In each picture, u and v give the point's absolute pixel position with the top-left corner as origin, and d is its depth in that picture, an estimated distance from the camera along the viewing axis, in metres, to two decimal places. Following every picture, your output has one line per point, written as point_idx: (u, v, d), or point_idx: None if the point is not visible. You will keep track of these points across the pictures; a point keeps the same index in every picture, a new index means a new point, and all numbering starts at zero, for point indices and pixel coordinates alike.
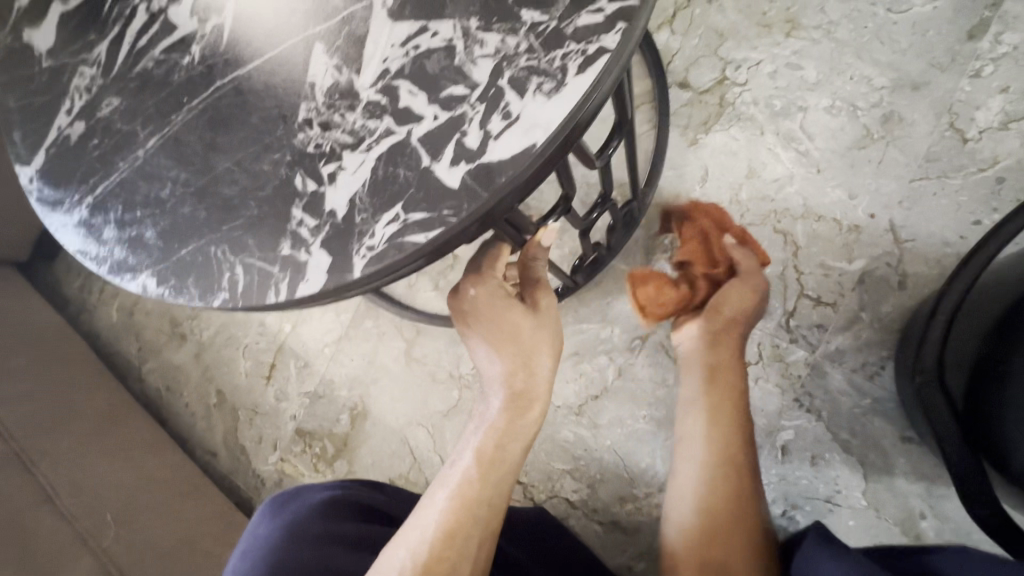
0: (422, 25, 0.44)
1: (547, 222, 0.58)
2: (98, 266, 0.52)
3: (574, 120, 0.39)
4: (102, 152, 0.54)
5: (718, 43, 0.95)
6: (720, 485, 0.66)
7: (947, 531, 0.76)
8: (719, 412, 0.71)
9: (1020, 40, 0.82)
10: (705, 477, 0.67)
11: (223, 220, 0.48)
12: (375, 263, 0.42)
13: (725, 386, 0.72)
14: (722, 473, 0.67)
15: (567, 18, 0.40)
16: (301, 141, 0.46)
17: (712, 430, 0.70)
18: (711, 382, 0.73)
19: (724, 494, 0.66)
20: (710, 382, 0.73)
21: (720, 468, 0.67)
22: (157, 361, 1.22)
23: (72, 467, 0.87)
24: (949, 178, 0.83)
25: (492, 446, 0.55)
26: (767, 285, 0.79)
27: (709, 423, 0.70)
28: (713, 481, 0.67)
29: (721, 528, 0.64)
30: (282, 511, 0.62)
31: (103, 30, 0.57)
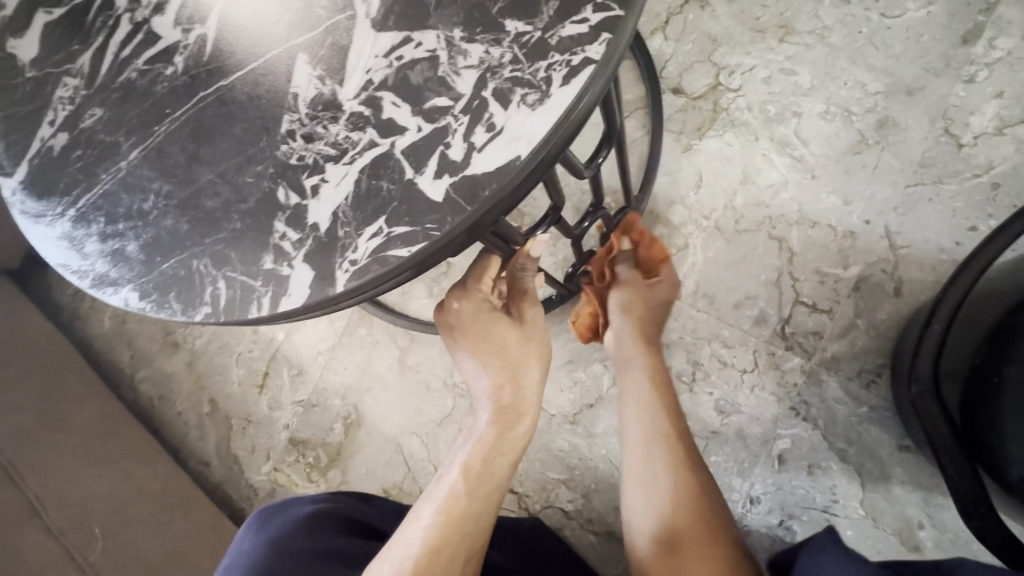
0: (405, 35, 0.43)
1: (536, 233, 0.54)
2: (80, 279, 0.51)
3: (559, 131, 0.38)
4: (85, 163, 0.53)
5: (712, 48, 0.94)
6: (666, 476, 0.62)
7: (946, 542, 0.76)
8: (652, 402, 0.68)
9: (1014, 45, 0.82)
10: (652, 472, 0.63)
11: (205, 233, 0.47)
12: (358, 277, 0.41)
13: (653, 375, 0.70)
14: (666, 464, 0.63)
15: (552, 28, 0.39)
16: (284, 153, 0.46)
17: (649, 420, 0.67)
18: (640, 373, 0.70)
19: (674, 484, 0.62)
20: (641, 373, 0.70)
21: (665, 457, 0.63)
22: (150, 370, 1.21)
23: (59, 479, 0.86)
24: (945, 184, 0.82)
25: (480, 460, 0.54)
26: (656, 297, 0.77)
27: (642, 416, 0.67)
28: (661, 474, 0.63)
29: (679, 519, 0.59)
30: (267, 524, 0.60)
31: (87, 39, 0.56)
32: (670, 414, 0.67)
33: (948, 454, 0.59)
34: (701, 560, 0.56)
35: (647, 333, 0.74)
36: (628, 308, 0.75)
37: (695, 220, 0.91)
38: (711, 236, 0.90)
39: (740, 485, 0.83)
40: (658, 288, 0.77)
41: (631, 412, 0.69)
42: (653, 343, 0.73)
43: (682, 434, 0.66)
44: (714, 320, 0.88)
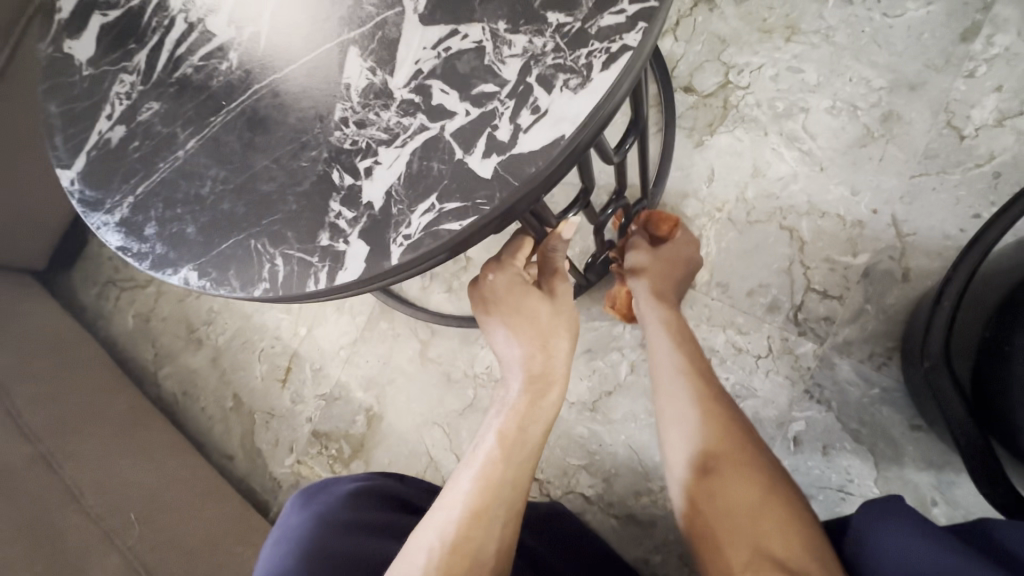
0: (452, 28, 0.47)
1: (568, 216, 0.57)
2: (140, 261, 0.54)
3: (601, 111, 0.42)
4: (143, 154, 0.57)
5: (721, 48, 0.98)
6: (698, 412, 0.64)
7: (959, 517, 0.78)
8: (677, 350, 0.71)
9: (1011, 42, 0.86)
10: (682, 407, 0.65)
11: (262, 214, 0.50)
12: (412, 251, 0.44)
13: (674, 326, 0.73)
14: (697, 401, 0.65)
15: (591, 19, 0.43)
16: (338, 138, 0.49)
17: (677, 363, 0.69)
18: (660, 325, 0.73)
19: (706, 418, 0.63)
20: (664, 325, 0.73)
21: (697, 395, 0.65)
22: (174, 367, 1.24)
23: (94, 467, 0.88)
24: (949, 174, 0.86)
25: (514, 428, 0.56)
26: (675, 254, 0.81)
27: (670, 361, 0.70)
28: (694, 411, 0.64)
29: (713, 448, 0.61)
30: (311, 502, 0.63)
31: (142, 39, 0.60)
32: (694, 358, 0.70)
33: (962, 425, 0.61)
34: (738, 480, 0.57)
35: (665, 292, 0.77)
36: (647, 271, 0.78)
37: (708, 212, 0.94)
38: (724, 227, 0.93)
39: None
40: (671, 249, 0.81)
41: (659, 360, 0.71)
42: (671, 300, 0.76)
43: (707, 375, 0.68)
44: (729, 308, 0.91)
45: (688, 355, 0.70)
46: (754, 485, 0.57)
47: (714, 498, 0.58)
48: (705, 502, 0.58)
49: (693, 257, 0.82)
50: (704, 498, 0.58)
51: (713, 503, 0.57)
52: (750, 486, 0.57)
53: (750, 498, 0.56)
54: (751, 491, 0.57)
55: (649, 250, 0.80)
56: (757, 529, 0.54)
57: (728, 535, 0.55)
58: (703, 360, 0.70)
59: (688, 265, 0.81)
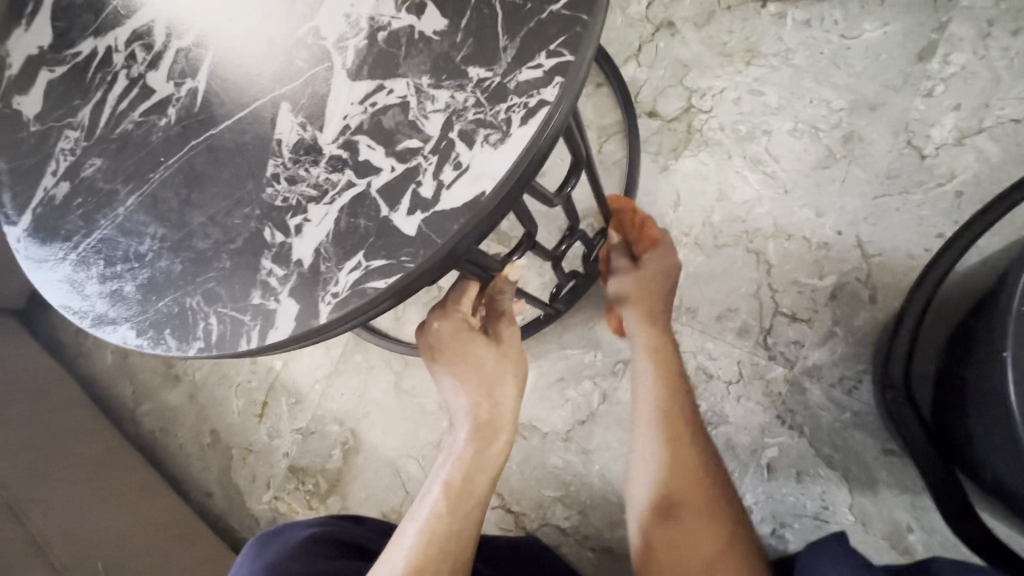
0: (378, 83, 0.47)
1: (513, 259, 0.60)
2: (82, 320, 0.54)
3: (520, 166, 0.42)
4: (85, 211, 0.57)
5: (683, 73, 0.98)
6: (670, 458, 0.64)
7: (935, 544, 0.77)
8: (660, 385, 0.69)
9: (967, 60, 0.86)
10: (659, 449, 0.65)
11: (197, 272, 0.50)
12: (339, 309, 0.44)
13: (660, 354, 0.72)
14: (674, 445, 0.65)
15: (509, 74, 0.43)
16: (270, 195, 0.49)
17: (658, 407, 0.68)
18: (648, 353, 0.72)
19: (683, 458, 0.64)
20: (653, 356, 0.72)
21: (669, 439, 0.65)
22: (153, 404, 1.23)
23: (66, 515, 0.88)
24: (911, 194, 0.85)
25: (459, 478, 0.56)
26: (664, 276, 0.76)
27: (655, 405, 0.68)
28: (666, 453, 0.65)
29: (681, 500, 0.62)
30: (263, 551, 0.61)
31: (87, 94, 0.60)
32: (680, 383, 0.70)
33: (919, 447, 0.67)
34: (703, 532, 0.60)
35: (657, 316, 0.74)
36: (638, 298, 0.75)
37: (675, 237, 0.94)
38: (691, 252, 0.93)
39: None
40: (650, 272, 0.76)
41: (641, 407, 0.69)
42: (663, 333, 0.73)
43: (686, 414, 0.68)
44: (698, 334, 0.90)
45: (673, 393, 0.69)
46: (717, 537, 0.60)
47: (671, 542, 0.61)
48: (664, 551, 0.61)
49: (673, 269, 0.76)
50: (660, 541, 0.62)
51: (672, 549, 0.61)
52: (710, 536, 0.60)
53: (708, 551, 0.59)
54: (712, 541, 0.60)
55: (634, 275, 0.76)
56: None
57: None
58: (683, 393, 0.70)
59: (671, 276, 0.76)
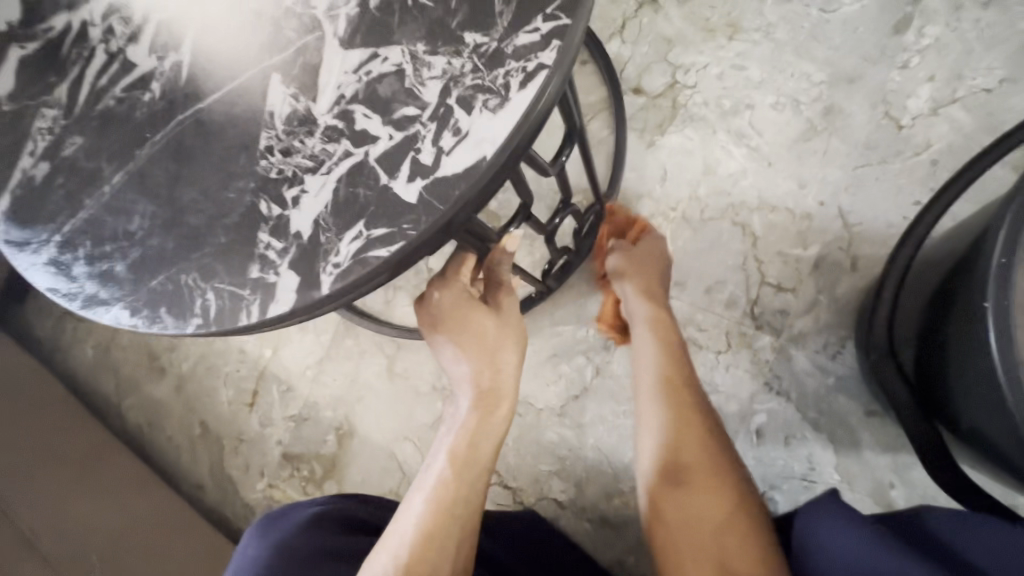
0: (372, 51, 0.46)
1: (510, 230, 0.60)
2: (71, 302, 0.52)
3: (520, 130, 0.42)
4: (68, 190, 0.55)
5: (666, 49, 0.99)
6: (682, 431, 0.67)
7: (915, 498, 0.80)
8: (662, 354, 0.73)
9: (941, 32, 0.88)
10: (658, 415, 0.69)
11: (192, 249, 0.49)
12: (342, 279, 0.44)
13: (662, 325, 0.75)
14: (687, 438, 0.66)
15: (506, 39, 0.43)
16: (264, 168, 0.48)
17: (656, 371, 0.72)
18: (649, 322, 0.76)
19: (694, 429, 0.67)
20: (657, 333, 0.74)
21: (670, 401, 0.69)
22: (138, 397, 1.20)
23: (53, 512, 0.87)
24: (890, 163, 0.88)
25: (464, 445, 0.58)
26: (659, 258, 0.81)
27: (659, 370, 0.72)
28: (679, 425, 0.67)
29: (687, 461, 0.65)
30: (268, 531, 0.61)
31: (62, 71, 0.58)
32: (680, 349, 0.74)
33: (904, 406, 0.71)
34: (706, 490, 0.63)
35: (655, 293, 0.78)
36: (634, 273, 0.79)
37: (662, 212, 0.95)
38: (679, 227, 0.94)
39: None
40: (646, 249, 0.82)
41: (643, 374, 0.73)
42: (664, 312, 0.76)
43: (696, 392, 0.71)
44: (688, 306, 0.92)
45: (682, 383, 0.70)
46: (725, 500, 0.62)
47: (680, 506, 0.63)
48: (672, 511, 0.63)
49: (662, 250, 0.83)
50: (669, 503, 0.64)
51: (682, 512, 0.63)
52: (720, 498, 0.63)
53: (715, 515, 0.61)
54: (720, 504, 0.62)
55: (627, 253, 0.81)
56: (719, 545, 0.59)
57: (687, 548, 0.61)
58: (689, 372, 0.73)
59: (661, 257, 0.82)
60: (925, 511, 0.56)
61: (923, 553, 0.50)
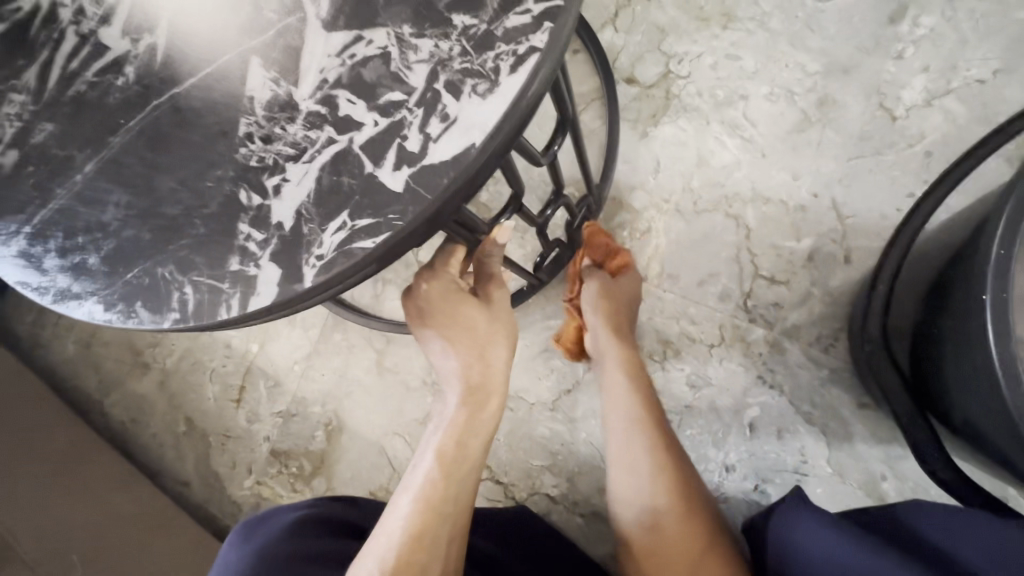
0: (356, 34, 0.45)
1: (501, 222, 0.57)
2: (42, 296, 0.50)
3: (510, 116, 0.40)
4: (38, 179, 0.52)
5: (660, 38, 0.97)
6: (653, 469, 0.66)
7: (907, 490, 0.81)
8: (629, 392, 0.72)
9: (936, 22, 0.88)
10: (629, 454, 0.68)
11: (169, 240, 0.47)
12: (325, 271, 0.42)
13: (627, 361, 0.75)
14: (657, 477, 0.65)
15: (496, 21, 0.42)
16: (244, 155, 0.46)
17: (626, 409, 0.71)
18: (615, 359, 0.75)
19: (662, 469, 0.66)
20: (624, 369, 0.74)
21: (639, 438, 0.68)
22: (121, 394, 1.17)
23: (32, 513, 0.85)
24: (884, 155, 0.87)
25: (452, 443, 0.57)
26: (631, 301, 0.82)
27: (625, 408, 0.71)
28: (648, 465, 0.66)
29: (661, 503, 0.64)
30: (250, 536, 0.60)
31: (31, 54, 0.55)
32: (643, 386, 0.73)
33: (897, 398, 0.71)
34: (681, 532, 0.62)
35: (622, 330, 0.78)
36: (603, 306, 0.78)
37: (655, 204, 0.94)
38: (672, 219, 0.93)
39: (716, 455, 0.86)
40: (622, 287, 0.82)
41: (614, 412, 0.72)
42: (629, 349, 0.76)
43: (664, 428, 0.70)
44: (681, 299, 0.91)
45: (647, 420, 0.70)
46: (698, 541, 0.62)
47: (657, 550, 0.63)
48: (652, 555, 0.63)
49: (635, 292, 0.83)
50: (648, 549, 0.64)
51: (658, 555, 0.63)
52: (693, 539, 0.62)
53: (689, 559, 0.61)
54: (694, 546, 0.61)
55: (606, 288, 0.80)
56: None
57: None
58: (658, 408, 0.72)
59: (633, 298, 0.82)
60: (904, 507, 0.57)
61: (897, 549, 0.51)
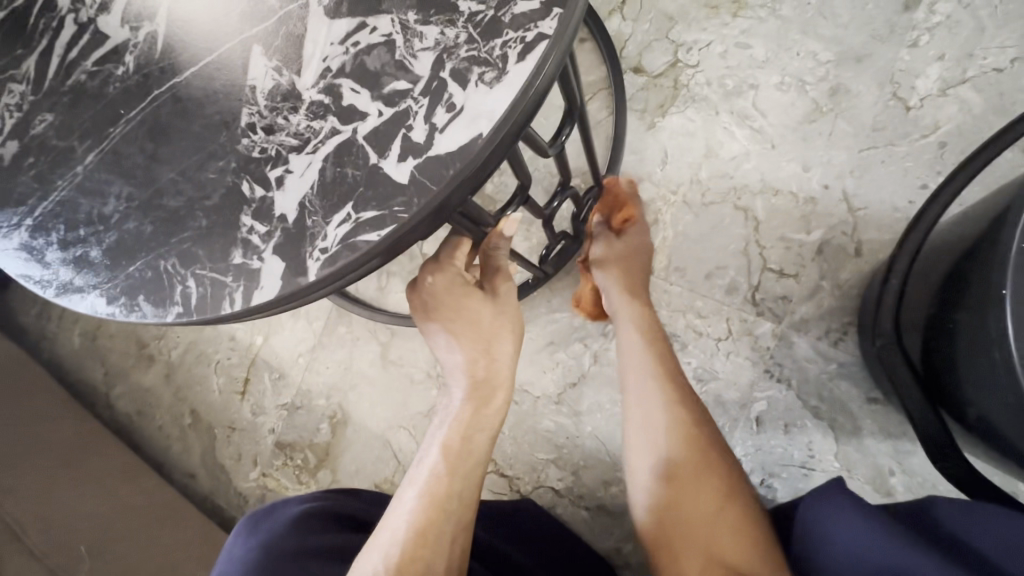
0: (360, 21, 0.44)
1: (507, 213, 0.56)
2: (44, 289, 0.49)
3: (518, 104, 0.39)
4: (38, 171, 0.52)
5: (668, 26, 0.96)
6: (670, 422, 0.66)
7: (916, 485, 0.80)
8: (646, 348, 0.73)
9: (952, 9, 0.86)
10: (647, 406, 0.68)
11: (170, 233, 0.46)
12: (329, 265, 0.41)
13: (643, 319, 0.76)
14: (674, 429, 0.66)
15: (503, 7, 0.41)
16: (246, 146, 0.45)
17: (643, 365, 0.71)
18: (631, 317, 0.76)
19: (676, 427, 0.66)
20: (640, 327, 0.75)
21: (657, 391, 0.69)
22: (127, 386, 1.18)
23: (42, 503, 0.85)
24: (896, 146, 0.86)
25: (457, 438, 0.57)
26: (642, 254, 0.82)
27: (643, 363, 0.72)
28: (665, 417, 0.67)
29: (678, 454, 0.64)
30: (256, 530, 0.60)
31: (29, 43, 0.54)
32: (661, 341, 0.74)
33: (909, 393, 0.70)
34: (699, 483, 0.62)
35: (637, 288, 0.78)
36: (615, 265, 0.80)
37: (662, 195, 0.93)
38: (680, 211, 0.92)
39: None
40: (632, 243, 0.82)
41: (631, 369, 0.72)
42: (645, 305, 0.77)
43: (682, 384, 0.70)
44: (688, 292, 0.90)
45: (666, 374, 0.70)
46: (710, 501, 0.61)
47: (675, 503, 0.62)
48: (670, 509, 0.62)
49: (647, 245, 0.83)
50: (666, 501, 0.63)
51: (677, 505, 0.62)
52: (711, 490, 0.62)
53: (709, 508, 0.61)
54: (712, 496, 0.61)
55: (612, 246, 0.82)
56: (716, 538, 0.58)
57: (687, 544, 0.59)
58: (675, 363, 0.73)
59: (645, 252, 0.83)
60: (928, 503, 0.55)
61: (928, 543, 0.49)
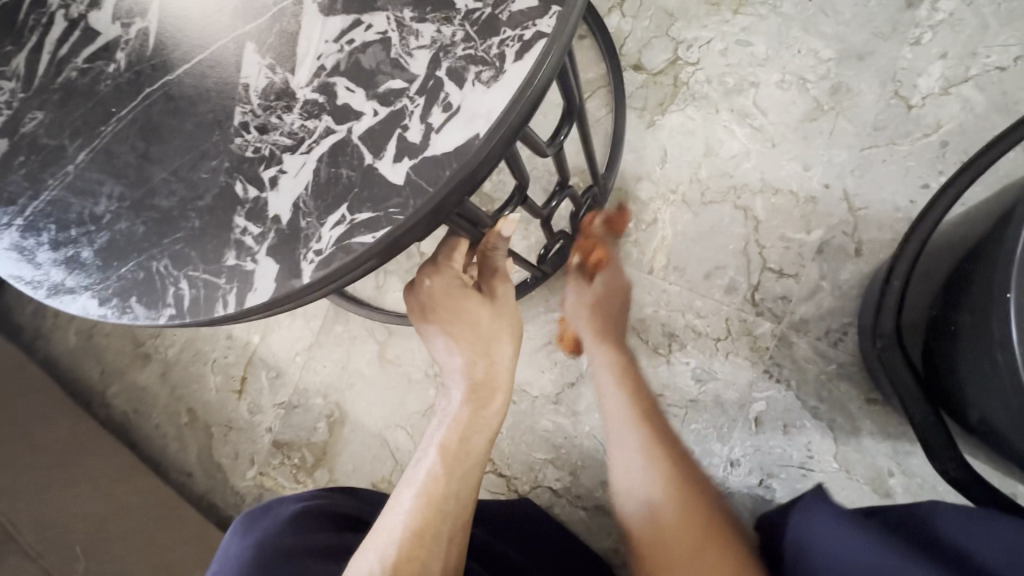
0: (355, 18, 0.43)
1: (506, 213, 0.54)
2: (35, 290, 0.49)
3: (515, 104, 0.38)
4: (29, 169, 0.51)
5: (669, 23, 0.95)
6: (648, 460, 0.63)
7: (915, 486, 0.79)
8: (620, 388, 0.72)
9: (955, 7, 0.85)
10: (625, 448, 0.66)
11: (163, 234, 0.46)
12: (323, 267, 0.41)
13: (617, 360, 0.75)
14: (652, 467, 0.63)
15: (501, 5, 0.40)
16: (239, 146, 0.45)
17: (620, 405, 0.70)
18: (606, 359, 0.76)
19: (655, 464, 0.63)
20: (614, 370, 0.74)
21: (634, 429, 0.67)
22: (123, 384, 1.17)
23: (37, 504, 0.85)
24: (898, 145, 0.85)
25: (455, 438, 0.56)
26: (620, 293, 0.83)
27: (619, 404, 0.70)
28: (643, 454, 0.64)
29: (658, 493, 0.61)
30: (252, 528, 0.59)
31: (19, 39, 0.53)
32: (635, 379, 0.73)
33: (910, 395, 0.69)
34: (681, 518, 0.58)
35: (611, 330, 0.79)
36: (591, 309, 0.80)
37: (662, 194, 0.92)
38: (679, 210, 0.91)
39: (720, 449, 0.85)
40: (607, 283, 0.83)
41: (611, 411, 0.71)
42: (617, 343, 0.77)
43: (657, 420, 0.68)
44: (687, 292, 0.90)
45: (640, 412, 0.69)
46: (696, 515, 0.58)
47: (660, 547, 0.57)
48: (657, 553, 0.57)
49: (622, 285, 0.84)
50: (654, 547, 0.58)
51: (661, 547, 0.57)
52: (693, 523, 0.57)
53: (691, 539, 0.56)
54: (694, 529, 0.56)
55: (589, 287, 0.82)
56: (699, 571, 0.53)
57: None
58: (652, 400, 0.71)
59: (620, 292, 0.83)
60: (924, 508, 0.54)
61: (915, 550, 0.48)
